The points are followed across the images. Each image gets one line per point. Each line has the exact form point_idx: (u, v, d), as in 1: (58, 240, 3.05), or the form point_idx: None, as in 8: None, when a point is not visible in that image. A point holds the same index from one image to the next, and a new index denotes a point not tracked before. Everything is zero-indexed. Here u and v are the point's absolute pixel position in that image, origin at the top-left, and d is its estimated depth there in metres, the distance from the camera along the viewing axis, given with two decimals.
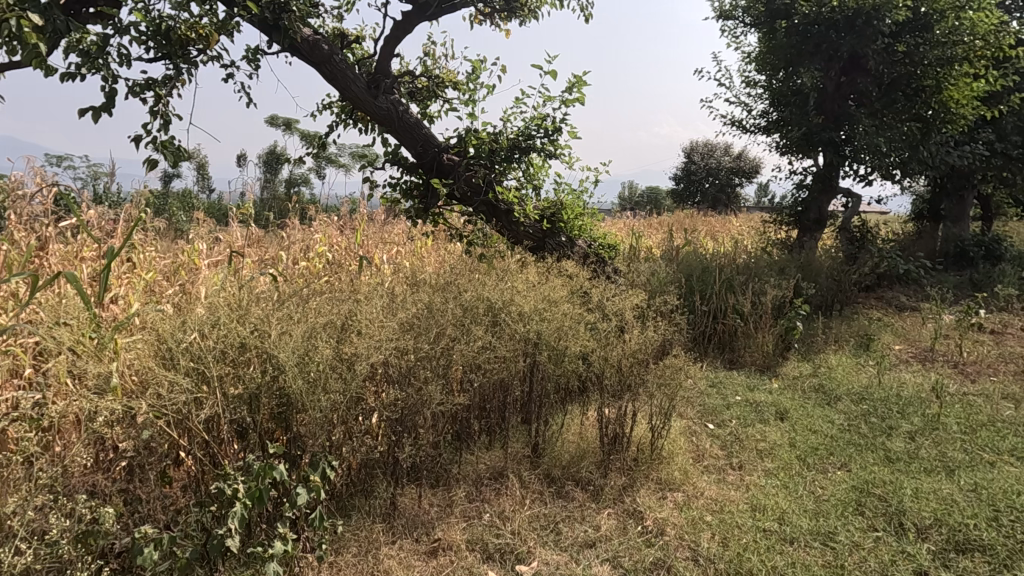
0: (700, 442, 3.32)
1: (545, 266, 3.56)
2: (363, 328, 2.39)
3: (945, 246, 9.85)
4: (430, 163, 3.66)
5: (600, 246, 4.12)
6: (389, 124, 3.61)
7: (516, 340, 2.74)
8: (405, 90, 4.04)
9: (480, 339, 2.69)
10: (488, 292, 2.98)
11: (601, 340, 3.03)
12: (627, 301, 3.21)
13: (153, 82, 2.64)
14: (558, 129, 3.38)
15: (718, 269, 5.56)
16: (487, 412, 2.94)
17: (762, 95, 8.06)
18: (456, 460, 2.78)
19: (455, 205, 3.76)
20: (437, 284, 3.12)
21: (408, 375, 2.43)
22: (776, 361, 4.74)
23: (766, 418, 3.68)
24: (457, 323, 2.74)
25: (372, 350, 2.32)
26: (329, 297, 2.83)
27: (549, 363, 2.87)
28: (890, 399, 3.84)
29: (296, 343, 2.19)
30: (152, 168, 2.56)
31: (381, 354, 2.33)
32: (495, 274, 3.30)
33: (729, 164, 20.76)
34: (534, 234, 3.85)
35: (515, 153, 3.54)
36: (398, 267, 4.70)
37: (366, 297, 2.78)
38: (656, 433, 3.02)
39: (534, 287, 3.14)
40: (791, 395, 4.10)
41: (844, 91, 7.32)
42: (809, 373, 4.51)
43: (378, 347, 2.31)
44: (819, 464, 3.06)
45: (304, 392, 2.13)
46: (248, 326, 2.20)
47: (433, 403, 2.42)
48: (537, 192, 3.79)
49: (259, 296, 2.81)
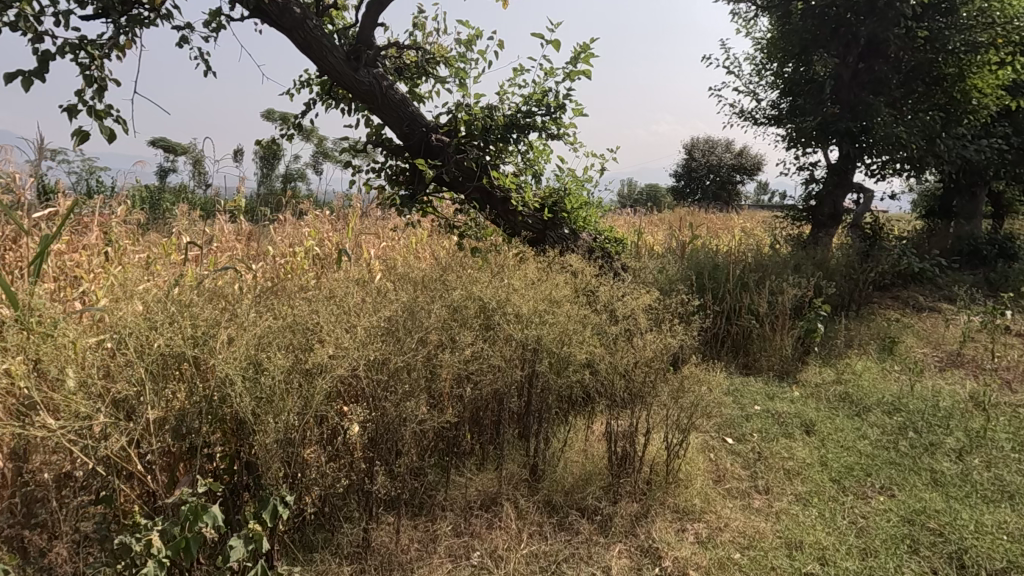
0: (720, 461, 2.95)
1: (546, 260, 3.17)
2: (331, 330, 2.01)
3: (958, 244, 9.48)
4: (418, 145, 3.26)
5: (606, 240, 3.75)
6: (372, 100, 3.22)
7: (516, 346, 2.35)
8: (391, 65, 3.66)
9: (470, 345, 2.31)
10: (479, 290, 2.59)
11: (610, 345, 2.65)
12: (639, 302, 2.83)
13: (86, 41, 2.26)
14: (561, 106, 2.99)
15: (731, 266, 5.19)
16: (480, 427, 2.56)
17: (774, 83, 7.69)
18: (442, 484, 2.40)
19: (444, 191, 3.36)
20: (424, 280, 2.74)
21: (383, 390, 2.05)
22: (796, 366, 4.38)
23: (791, 431, 3.31)
24: (443, 325, 2.35)
25: (344, 361, 1.93)
26: (297, 294, 2.44)
27: (551, 373, 2.50)
28: (926, 410, 3.47)
29: (245, 352, 1.81)
30: (82, 142, 2.17)
31: (352, 364, 1.95)
32: (489, 270, 2.92)
33: (730, 160, 20.39)
34: (534, 225, 3.45)
35: (513, 132, 3.14)
36: (387, 260, 4.32)
37: (340, 294, 2.39)
38: (671, 453, 2.65)
39: (535, 284, 2.76)
40: (815, 404, 3.73)
41: (860, 78, 6.87)
42: (832, 380, 4.14)
43: (348, 357, 1.92)
44: (856, 488, 2.70)
45: (256, 408, 1.76)
46: (187, 333, 1.82)
47: (412, 423, 2.03)
48: (537, 178, 3.40)
49: (215, 295, 2.42)
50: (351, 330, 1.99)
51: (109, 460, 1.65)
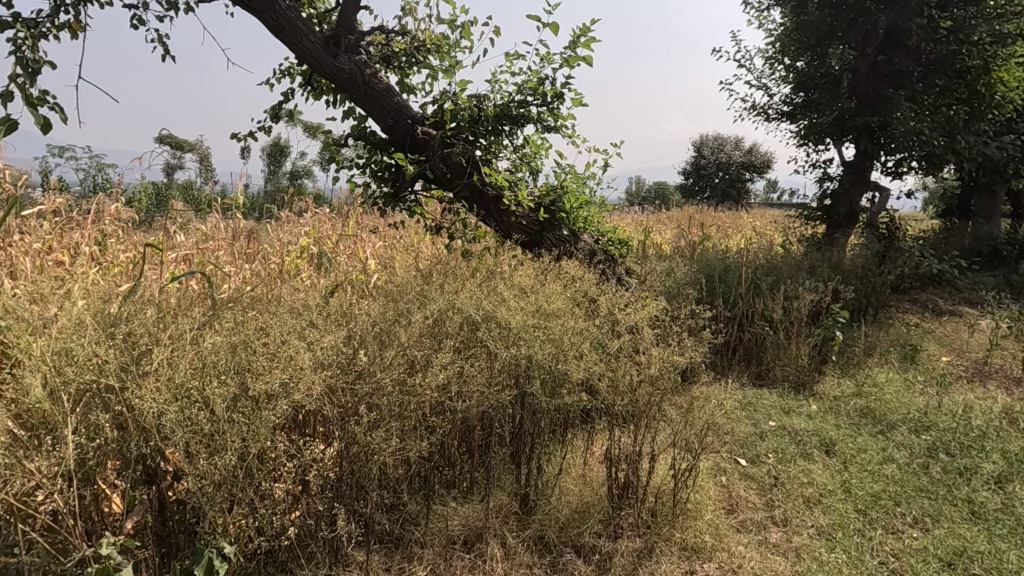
0: (733, 487, 2.68)
1: (543, 265, 2.91)
2: (286, 349, 1.75)
3: (978, 244, 9.14)
4: (402, 139, 2.99)
5: (609, 242, 3.48)
6: (353, 90, 2.97)
7: (505, 364, 2.09)
8: (378, 53, 3.39)
9: (450, 363, 2.04)
10: (464, 301, 2.32)
11: (611, 361, 2.38)
12: (644, 312, 2.56)
13: (18, 18, 2.02)
14: (559, 96, 2.72)
15: (743, 269, 4.90)
16: (465, 453, 2.30)
17: (787, 77, 7.38)
18: (421, 517, 2.15)
19: (432, 189, 3.11)
20: (406, 289, 2.47)
21: (347, 419, 1.80)
22: (812, 377, 4.10)
23: (810, 453, 3.04)
24: (419, 342, 2.08)
25: (298, 386, 1.68)
26: (258, 305, 2.17)
27: (543, 394, 2.23)
28: (958, 428, 3.19)
29: (178, 378, 1.56)
30: (9, 132, 1.93)
31: (309, 390, 1.69)
32: (479, 278, 2.66)
33: (740, 158, 20.04)
34: (530, 226, 3.19)
35: (504, 124, 2.86)
36: (377, 262, 4.06)
37: (306, 306, 2.13)
38: (679, 482, 2.38)
39: (529, 294, 2.48)
40: (834, 420, 3.46)
41: (880, 71, 6.54)
42: (853, 393, 3.86)
43: (303, 381, 1.66)
44: (884, 520, 2.43)
45: (188, 445, 1.52)
46: (112, 356, 1.58)
47: (381, 455, 1.78)
48: (533, 175, 3.13)
49: (167, 312, 2.16)
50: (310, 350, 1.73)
51: (17, 507, 1.46)
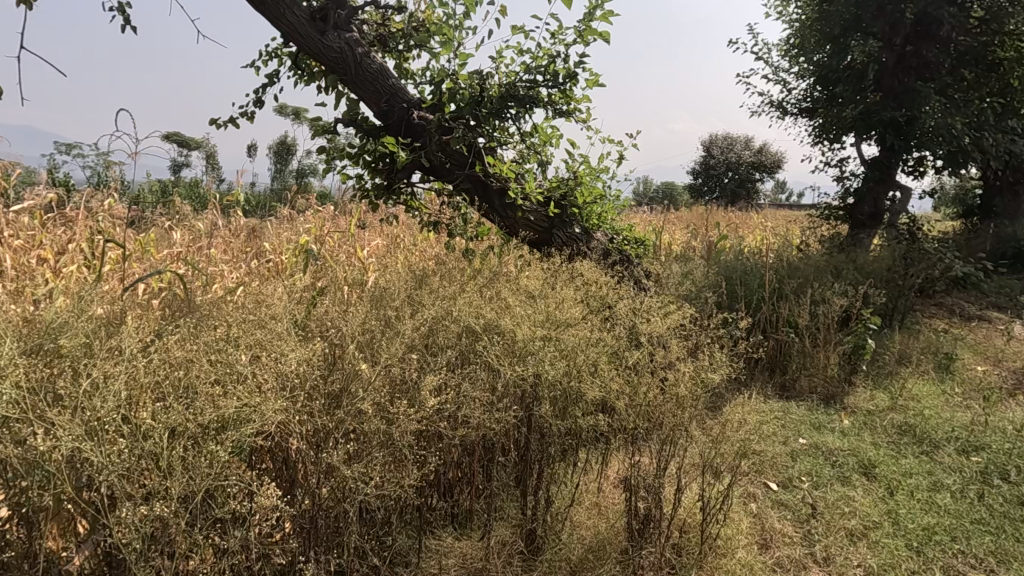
0: (765, 516, 2.39)
1: (554, 266, 2.62)
2: (246, 365, 1.45)
3: (1002, 246, 8.79)
4: (396, 124, 2.70)
5: (625, 240, 3.19)
6: (343, 69, 2.68)
7: (512, 383, 1.77)
8: (373, 34, 3.11)
9: (445, 380, 1.75)
10: (463, 307, 2.03)
11: (631, 377, 2.09)
12: (667, 321, 2.26)
13: None
14: (572, 77, 2.43)
15: (764, 272, 4.59)
16: (463, 481, 2.02)
17: (807, 70, 7.06)
18: (411, 557, 1.87)
19: (430, 181, 2.82)
20: (399, 295, 2.18)
21: (320, 450, 1.50)
22: (842, 388, 3.80)
23: (849, 477, 2.74)
24: (410, 356, 1.79)
25: (258, 413, 1.37)
26: (223, 312, 1.87)
27: (554, 414, 1.94)
28: (1012, 449, 2.89)
29: (108, 402, 1.26)
30: None
31: (272, 417, 1.38)
32: (481, 281, 2.38)
33: (750, 157, 19.66)
34: (538, 223, 2.89)
35: (510, 107, 2.55)
36: (373, 261, 3.78)
37: (278, 313, 1.82)
38: (708, 516, 2.09)
39: (538, 300, 2.18)
40: (871, 437, 3.16)
41: (907, 63, 6.20)
42: (888, 407, 3.55)
43: (264, 407, 1.36)
44: (943, 560, 2.14)
45: (117, 487, 1.22)
46: (29, 375, 1.28)
47: (360, 494, 1.50)
48: (541, 167, 2.84)
49: (120, 323, 1.87)
50: (275, 369, 1.42)
51: None
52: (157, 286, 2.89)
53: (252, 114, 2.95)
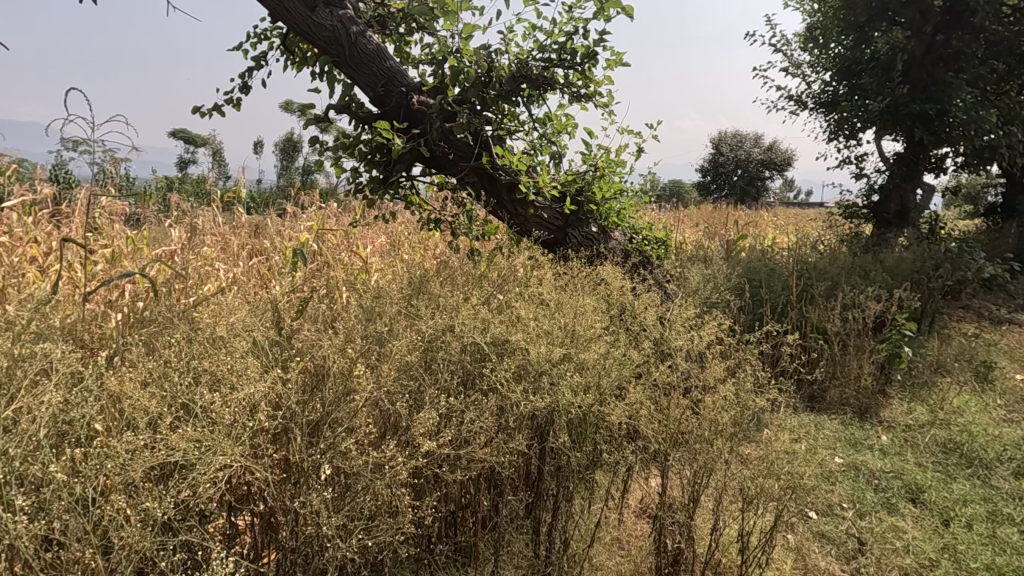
0: (808, 552, 2.13)
1: (569, 270, 2.36)
2: (200, 394, 1.18)
3: None
4: (395, 111, 2.44)
5: (645, 240, 2.93)
6: (336, 50, 2.42)
7: (526, 411, 1.51)
8: (372, 14, 2.84)
9: (446, 407, 1.49)
10: (469, 316, 1.77)
11: (660, 397, 1.83)
12: (701, 332, 2.00)
13: None
14: (592, 55, 2.16)
15: (790, 275, 4.31)
16: (466, 518, 1.76)
17: (829, 62, 6.75)
18: None
19: (431, 174, 2.56)
20: (398, 303, 1.92)
21: (295, 498, 1.25)
22: (877, 401, 3.52)
23: (896, 504, 2.46)
24: (405, 376, 1.53)
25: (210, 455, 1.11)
26: (192, 323, 1.61)
27: (573, 443, 1.68)
28: None
29: (22, 446, 1.00)
30: None
31: (230, 463, 1.11)
32: (489, 287, 2.12)
33: (760, 155, 19.33)
34: (551, 221, 2.62)
35: (521, 90, 2.27)
36: (371, 262, 3.51)
37: (251, 324, 1.56)
38: (748, 559, 1.83)
39: (554, 310, 1.91)
40: (915, 456, 2.89)
41: (936, 53, 5.89)
42: (929, 421, 3.28)
43: (213, 453, 1.08)
44: None
45: (33, 558, 0.97)
46: None
47: (341, 551, 1.24)
48: (555, 159, 2.58)
49: (75, 343, 1.61)
50: (233, 402, 1.15)
51: None
52: (140, 287, 2.64)
53: (237, 101, 2.69)
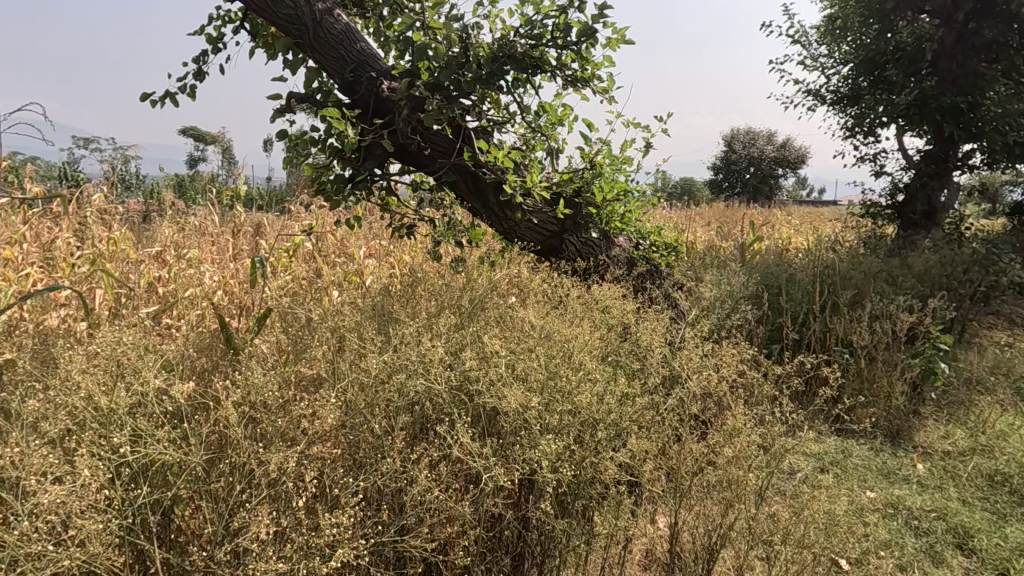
0: None
1: (564, 285, 2.05)
2: (34, 462, 0.92)
3: None
4: (365, 99, 2.15)
5: (653, 246, 2.62)
6: (298, 30, 2.12)
7: (496, 480, 1.19)
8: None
9: (394, 473, 1.18)
10: (437, 341, 1.46)
11: (666, 442, 1.52)
12: (715, 358, 1.68)
13: None
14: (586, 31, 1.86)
15: (812, 281, 3.98)
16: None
17: (849, 53, 6.39)
18: None
19: (409, 173, 2.29)
20: (359, 325, 1.62)
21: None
22: (909, 422, 3.19)
23: (942, 553, 2.13)
24: (345, 428, 1.23)
25: (41, 556, 0.86)
26: (97, 350, 1.33)
27: (559, 508, 1.37)
28: None
29: None
30: None
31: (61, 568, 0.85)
32: (468, 305, 1.82)
33: (773, 152, 18.89)
34: (543, 227, 2.36)
35: (506, 73, 1.98)
36: (351, 267, 3.21)
37: (160, 359, 1.30)
38: None
39: (542, 332, 1.60)
40: (958, 491, 2.56)
41: (967, 42, 5.50)
42: (970, 447, 2.94)
43: (26, 545, 0.84)
44: None
45: None
46: None
47: None
48: (549, 154, 2.28)
49: None
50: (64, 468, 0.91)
51: None
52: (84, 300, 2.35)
53: (192, 90, 2.44)
